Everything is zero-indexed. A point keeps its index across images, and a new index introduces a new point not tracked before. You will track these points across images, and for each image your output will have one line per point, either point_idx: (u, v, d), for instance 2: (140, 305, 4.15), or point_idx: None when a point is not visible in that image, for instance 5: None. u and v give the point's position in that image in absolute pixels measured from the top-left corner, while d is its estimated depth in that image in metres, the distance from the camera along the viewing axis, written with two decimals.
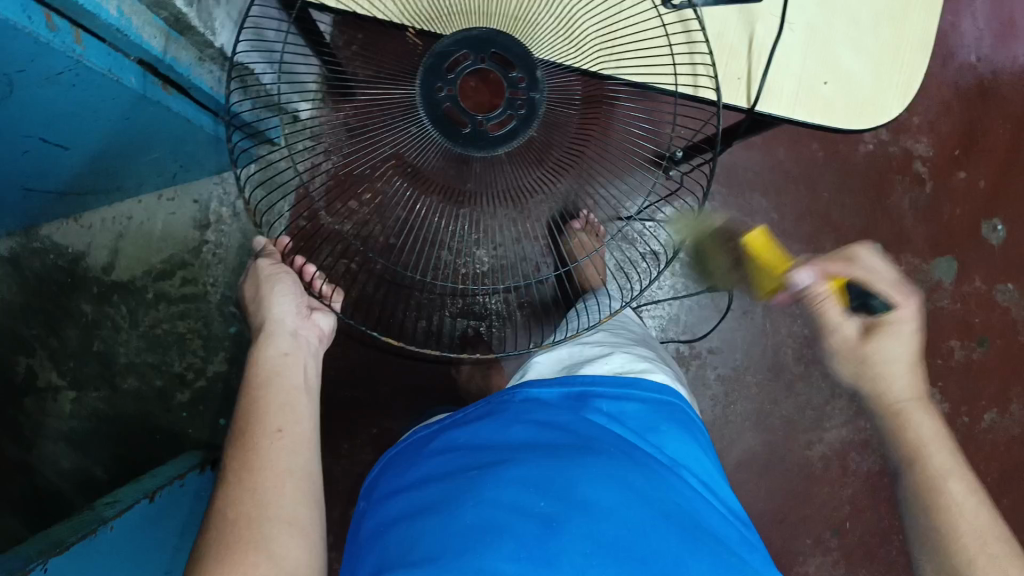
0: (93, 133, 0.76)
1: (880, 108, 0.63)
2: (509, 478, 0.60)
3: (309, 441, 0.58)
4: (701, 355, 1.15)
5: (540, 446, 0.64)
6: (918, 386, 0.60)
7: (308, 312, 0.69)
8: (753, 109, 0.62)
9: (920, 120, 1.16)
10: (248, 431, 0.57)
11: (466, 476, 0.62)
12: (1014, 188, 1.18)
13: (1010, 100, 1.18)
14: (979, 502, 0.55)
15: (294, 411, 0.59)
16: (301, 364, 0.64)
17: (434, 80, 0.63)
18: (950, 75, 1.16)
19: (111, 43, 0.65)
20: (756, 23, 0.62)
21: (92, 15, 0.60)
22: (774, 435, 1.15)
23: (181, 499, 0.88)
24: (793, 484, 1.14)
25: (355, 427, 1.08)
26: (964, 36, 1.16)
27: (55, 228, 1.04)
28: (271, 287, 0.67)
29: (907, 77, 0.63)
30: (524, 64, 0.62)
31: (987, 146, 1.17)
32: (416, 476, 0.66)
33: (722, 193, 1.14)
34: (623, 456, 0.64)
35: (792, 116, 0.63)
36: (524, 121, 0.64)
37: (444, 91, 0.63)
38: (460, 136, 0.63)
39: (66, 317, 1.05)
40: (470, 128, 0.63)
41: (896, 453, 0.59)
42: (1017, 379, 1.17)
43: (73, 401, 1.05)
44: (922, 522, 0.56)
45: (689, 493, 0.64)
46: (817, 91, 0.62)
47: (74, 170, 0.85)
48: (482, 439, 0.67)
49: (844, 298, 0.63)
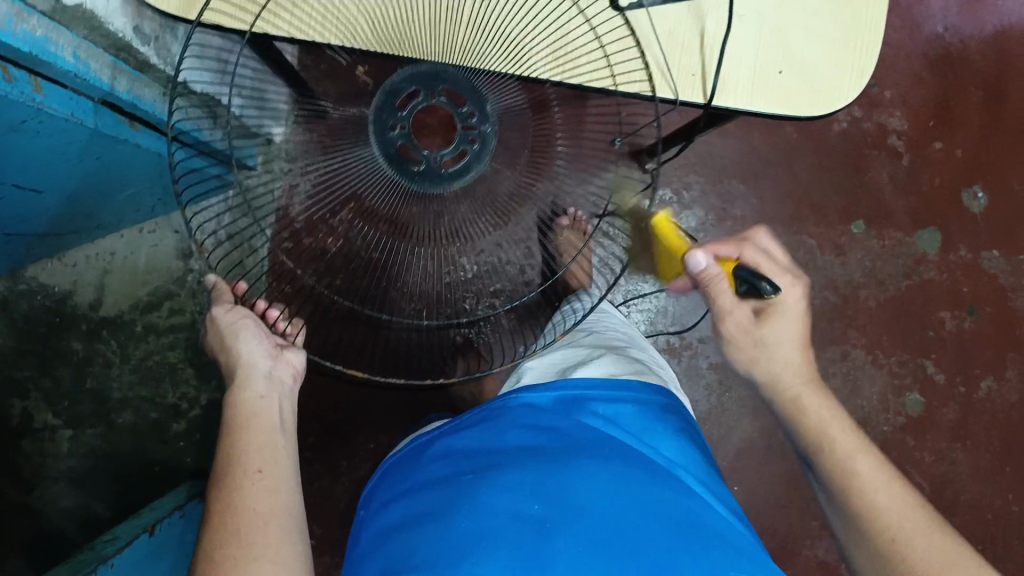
0: (65, 175, 0.76)
1: (838, 92, 0.65)
2: (503, 484, 0.60)
3: (287, 481, 0.59)
4: (692, 345, 1.15)
5: (534, 451, 0.64)
6: (807, 367, 0.63)
7: (279, 352, 0.68)
8: (709, 102, 0.64)
9: (892, 94, 1.16)
10: (228, 475, 0.57)
11: (463, 484, 0.62)
12: (992, 154, 1.18)
13: (980, 67, 1.18)
14: (885, 472, 0.58)
15: (272, 454, 0.59)
16: (278, 407, 0.64)
17: (388, 120, 0.70)
18: (918, 47, 1.17)
19: (72, 88, 0.65)
20: (706, 18, 0.64)
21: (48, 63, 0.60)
22: (771, 419, 1.15)
23: (180, 530, 0.88)
24: (794, 467, 1.14)
25: (352, 443, 1.09)
26: (930, 7, 1.16)
27: (39, 269, 1.03)
28: (236, 334, 0.67)
29: (860, 57, 0.65)
30: (473, 99, 0.70)
31: (961, 114, 1.18)
32: (413, 483, 0.66)
33: (701, 182, 1.15)
34: (620, 458, 0.63)
35: (750, 106, 0.65)
36: (478, 154, 0.71)
37: (397, 130, 0.70)
38: (414, 172, 0.70)
39: (57, 357, 1.04)
40: (424, 163, 0.70)
41: (802, 439, 0.61)
42: (1010, 344, 1.17)
43: (70, 438, 1.04)
44: (839, 503, 0.58)
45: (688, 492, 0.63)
46: (774, 80, 0.65)
47: (50, 212, 0.85)
48: (476, 448, 0.67)
49: (734, 282, 0.63)
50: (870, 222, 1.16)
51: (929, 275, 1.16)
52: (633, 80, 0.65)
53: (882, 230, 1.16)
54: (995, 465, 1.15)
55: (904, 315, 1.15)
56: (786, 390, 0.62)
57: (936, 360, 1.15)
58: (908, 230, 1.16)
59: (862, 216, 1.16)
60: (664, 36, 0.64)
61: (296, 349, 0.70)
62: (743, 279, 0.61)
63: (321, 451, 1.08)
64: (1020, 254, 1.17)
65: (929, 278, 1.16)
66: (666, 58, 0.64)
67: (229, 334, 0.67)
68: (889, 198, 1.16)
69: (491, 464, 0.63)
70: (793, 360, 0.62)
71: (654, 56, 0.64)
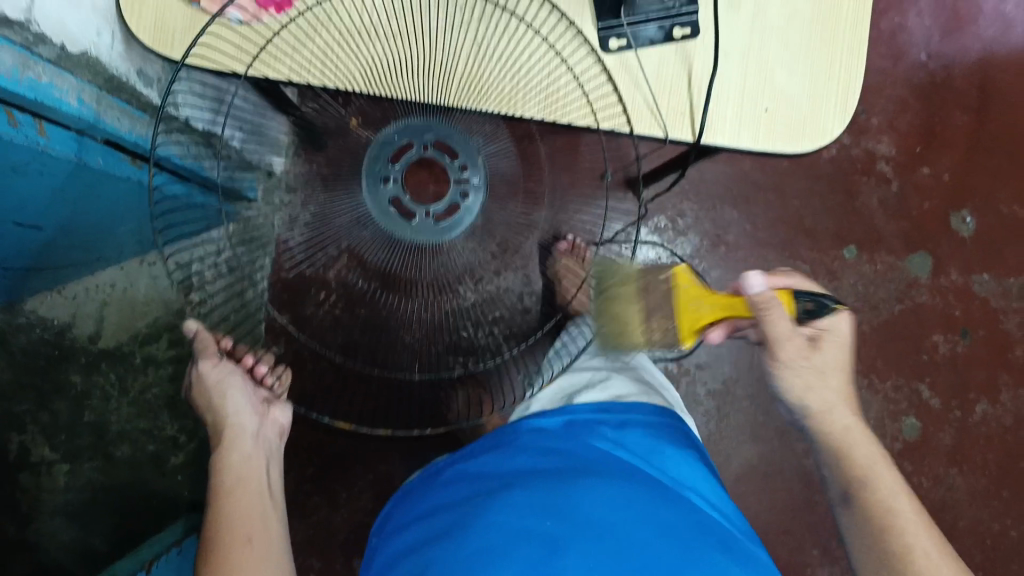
0: (68, 214, 0.77)
1: (823, 127, 0.67)
2: (513, 502, 0.61)
3: (274, 544, 0.62)
4: (690, 372, 1.16)
5: (544, 469, 0.65)
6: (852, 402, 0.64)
7: (265, 408, 0.69)
8: (698, 142, 0.66)
9: (879, 121, 1.18)
10: (217, 544, 0.59)
11: (475, 503, 0.63)
12: (980, 178, 1.19)
13: (965, 92, 1.19)
14: (907, 501, 0.58)
15: (259, 520, 0.62)
16: (263, 469, 0.66)
17: (382, 173, 0.77)
18: (903, 73, 1.18)
19: (75, 129, 0.66)
20: (692, 59, 0.66)
21: (54, 108, 0.61)
22: (770, 445, 1.15)
23: (180, 564, 0.88)
24: (795, 493, 1.15)
25: (352, 474, 1.09)
26: (912, 34, 1.18)
27: (39, 302, 1.00)
28: (223, 392, 0.66)
29: (844, 91, 0.66)
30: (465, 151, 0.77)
31: (948, 138, 1.19)
32: (426, 507, 0.68)
33: (694, 209, 1.17)
34: (625, 477, 0.64)
35: (738, 144, 0.67)
36: (469, 206, 0.77)
37: (390, 182, 0.77)
38: (407, 224, 0.76)
39: (55, 391, 1.02)
40: (418, 217, 0.76)
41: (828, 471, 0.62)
42: (1003, 367, 1.18)
43: (67, 473, 1.03)
44: (860, 526, 0.58)
45: (693, 508, 0.63)
46: (759, 119, 0.66)
47: (51, 247, 0.85)
48: (488, 471, 0.68)
49: (793, 305, 0.62)
50: (862, 247, 1.17)
51: (921, 298, 1.17)
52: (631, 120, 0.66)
53: (874, 255, 1.17)
54: (993, 488, 1.15)
55: (897, 338, 1.16)
56: (823, 425, 0.62)
57: (931, 383, 1.16)
58: (899, 255, 1.17)
59: (854, 241, 1.17)
60: (653, 77, 0.66)
61: (282, 405, 0.70)
62: (811, 302, 0.62)
63: (320, 483, 1.08)
64: (1009, 276, 1.19)
65: (922, 302, 1.17)
66: (654, 98, 0.66)
67: (216, 393, 0.66)
68: (880, 222, 1.17)
69: (503, 483, 0.64)
70: (835, 397, 0.63)
71: (642, 96, 0.66)
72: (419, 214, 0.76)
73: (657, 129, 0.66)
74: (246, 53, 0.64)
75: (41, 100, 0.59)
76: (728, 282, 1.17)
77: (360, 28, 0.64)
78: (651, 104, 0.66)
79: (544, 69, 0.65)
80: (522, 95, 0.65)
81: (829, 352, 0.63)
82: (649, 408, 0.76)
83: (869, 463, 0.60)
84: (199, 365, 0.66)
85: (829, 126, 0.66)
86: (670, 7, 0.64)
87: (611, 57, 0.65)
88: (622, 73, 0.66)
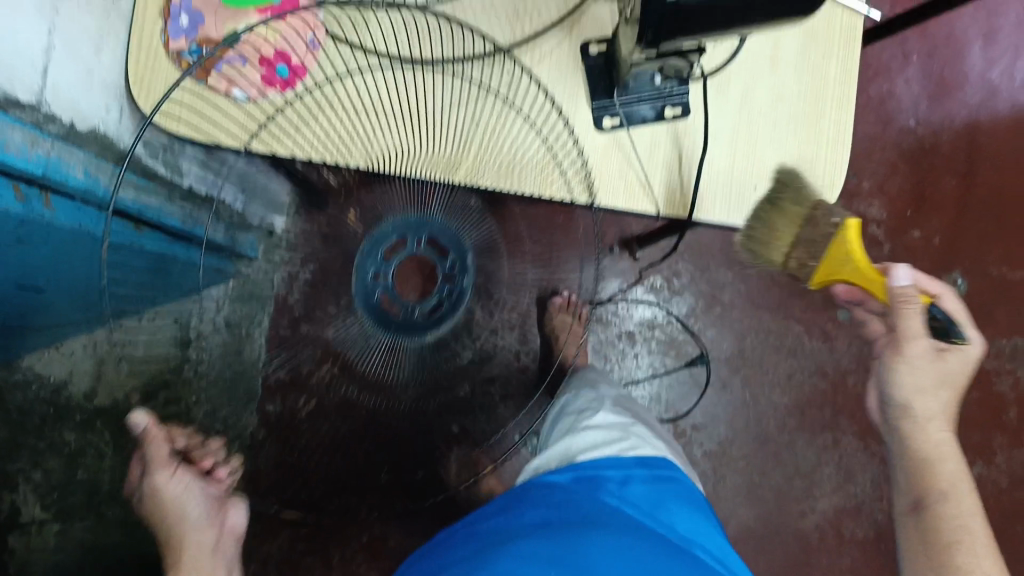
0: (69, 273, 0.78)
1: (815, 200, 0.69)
2: (517, 557, 0.67)
3: None
4: (687, 432, 1.17)
5: (548, 525, 0.70)
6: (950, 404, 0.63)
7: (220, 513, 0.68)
8: (690, 218, 0.68)
9: (870, 184, 1.20)
10: None
11: (482, 558, 0.68)
12: (971, 241, 1.21)
13: (954, 156, 1.21)
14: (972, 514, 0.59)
15: None
16: None
17: (370, 269, 0.75)
18: (893, 138, 1.20)
19: (82, 200, 0.63)
20: (683, 139, 0.68)
21: (59, 180, 0.58)
22: (766, 507, 1.15)
23: None
24: (791, 555, 1.15)
25: (347, 533, 1.08)
26: (901, 100, 1.20)
27: (36, 358, 0.91)
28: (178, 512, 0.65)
29: (833, 164, 0.69)
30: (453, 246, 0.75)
31: (938, 202, 1.20)
32: (438, 562, 0.72)
33: (689, 270, 1.18)
34: (628, 534, 0.69)
35: (727, 220, 0.70)
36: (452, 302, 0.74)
37: (377, 280, 0.75)
38: (391, 323, 0.73)
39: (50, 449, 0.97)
40: (403, 314, 0.74)
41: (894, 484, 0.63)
42: (997, 427, 1.18)
43: (58, 532, 1.01)
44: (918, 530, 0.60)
45: (691, 563, 0.68)
46: (751, 195, 0.69)
47: (50, 307, 0.85)
48: (500, 528, 0.73)
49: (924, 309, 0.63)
50: None
51: None
52: (624, 198, 0.68)
53: None
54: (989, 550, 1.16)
55: None
56: (920, 432, 0.62)
57: None
58: None
59: None
60: (645, 156, 0.68)
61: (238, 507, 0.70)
62: (940, 320, 0.63)
63: (315, 544, 1.07)
64: (1002, 337, 1.19)
65: None
66: (647, 175, 0.68)
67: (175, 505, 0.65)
68: None
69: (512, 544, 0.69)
70: (938, 408, 0.62)
71: (636, 174, 0.68)
72: (407, 312, 0.74)
73: (649, 207, 0.68)
74: (249, 130, 0.65)
75: (48, 175, 0.56)
76: (723, 343, 1.17)
77: (358, 105, 0.67)
78: (644, 183, 0.68)
79: (535, 148, 0.67)
80: (512, 174, 0.67)
81: (936, 369, 0.61)
82: (651, 459, 0.79)
83: (952, 480, 0.60)
84: (154, 478, 0.64)
85: (821, 197, 0.68)
86: (663, 90, 0.67)
87: (604, 137, 0.67)
88: (616, 152, 0.68)
